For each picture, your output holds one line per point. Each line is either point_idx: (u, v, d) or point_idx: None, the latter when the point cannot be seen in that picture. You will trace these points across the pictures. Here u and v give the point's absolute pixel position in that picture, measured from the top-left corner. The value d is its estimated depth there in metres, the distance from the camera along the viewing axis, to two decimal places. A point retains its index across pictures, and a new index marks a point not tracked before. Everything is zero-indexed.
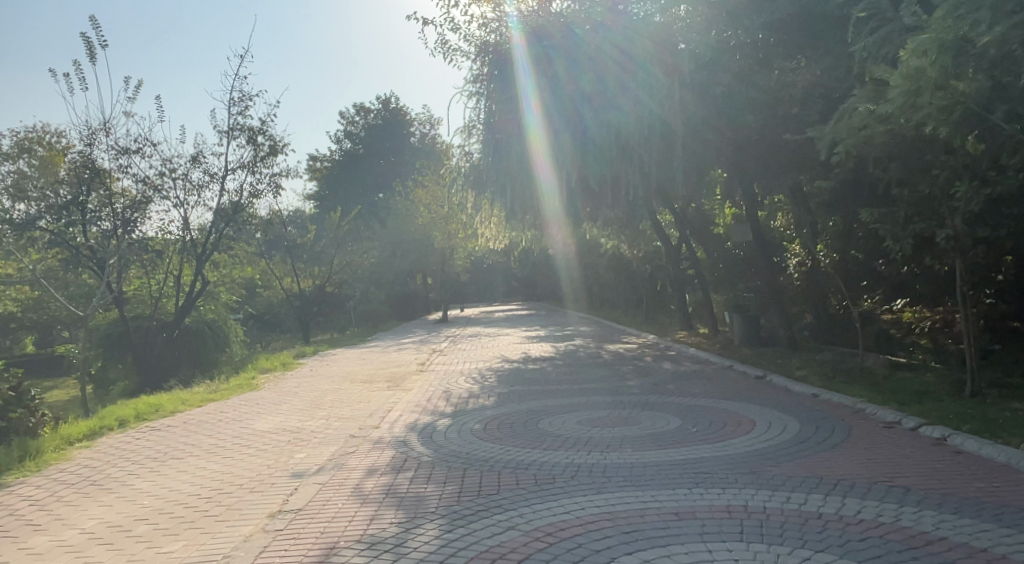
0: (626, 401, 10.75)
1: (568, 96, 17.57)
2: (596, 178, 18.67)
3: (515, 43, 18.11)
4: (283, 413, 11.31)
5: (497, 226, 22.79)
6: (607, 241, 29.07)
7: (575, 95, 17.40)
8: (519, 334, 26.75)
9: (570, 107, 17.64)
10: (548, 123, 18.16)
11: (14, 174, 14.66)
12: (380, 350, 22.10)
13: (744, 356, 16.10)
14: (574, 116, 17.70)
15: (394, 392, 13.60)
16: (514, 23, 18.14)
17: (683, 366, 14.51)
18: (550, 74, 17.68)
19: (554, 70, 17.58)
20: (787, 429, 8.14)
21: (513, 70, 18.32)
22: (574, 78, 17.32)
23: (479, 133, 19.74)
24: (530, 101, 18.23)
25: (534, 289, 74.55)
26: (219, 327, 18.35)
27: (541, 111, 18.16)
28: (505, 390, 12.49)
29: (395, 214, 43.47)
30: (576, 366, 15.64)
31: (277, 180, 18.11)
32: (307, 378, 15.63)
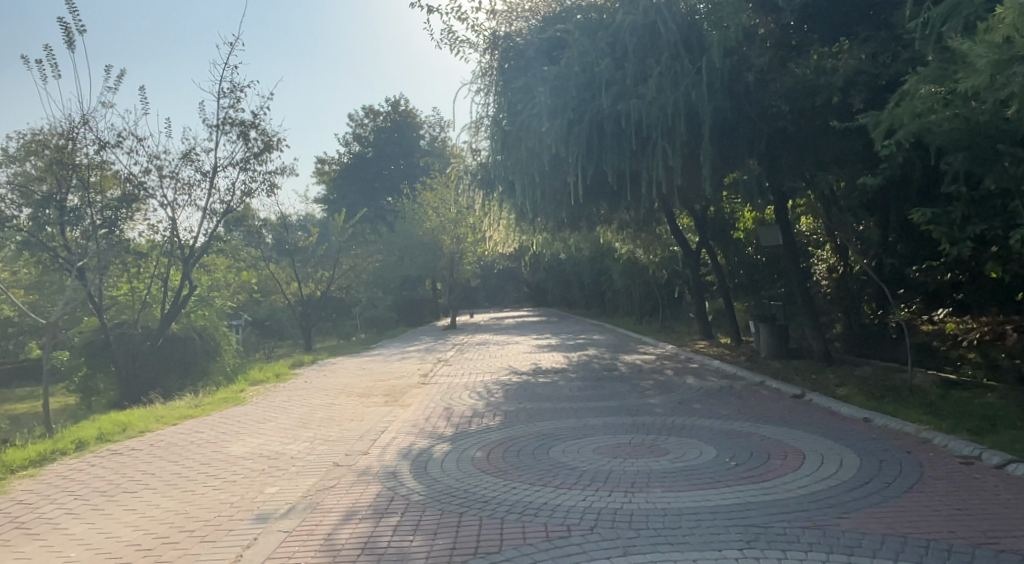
0: (650, 424, 9.48)
1: (575, 98, 15.28)
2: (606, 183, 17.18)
3: (523, 49, 16.58)
4: (264, 433, 10.13)
5: (506, 230, 21.57)
6: (622, 245, 27.72)
7: (584, 97, 15.24)
8: (529, 342, 25.50)
9: (578, 110, 15.35)
10: (556, 126, 15.69)
11: (21, 177, 13.44)
12: (383, 360, 20.90)
13: (774, 371, 14.77)
14: (582, 121, 15.37)
15: (391, 408, 12.41)
16: (523, 29, 16.58)
17: (708, 381, 13.20)
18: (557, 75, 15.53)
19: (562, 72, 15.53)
20: (847, 466, 6.88)
21: (522, 74, 16.60)
22: (582, 79, 15.10)
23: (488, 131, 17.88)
24: (536, 103, 16.00)
25: (545, 295, 73.26)
26: (210, 333, 17.24)
27: (548, 115, 15.78)
28: (513, 408, 11.25)
29: (404, 218, 42.37)
30: (591, 380, 14.40)
31: (273, 179, 16.83)
32: (300, 390, 14.47)
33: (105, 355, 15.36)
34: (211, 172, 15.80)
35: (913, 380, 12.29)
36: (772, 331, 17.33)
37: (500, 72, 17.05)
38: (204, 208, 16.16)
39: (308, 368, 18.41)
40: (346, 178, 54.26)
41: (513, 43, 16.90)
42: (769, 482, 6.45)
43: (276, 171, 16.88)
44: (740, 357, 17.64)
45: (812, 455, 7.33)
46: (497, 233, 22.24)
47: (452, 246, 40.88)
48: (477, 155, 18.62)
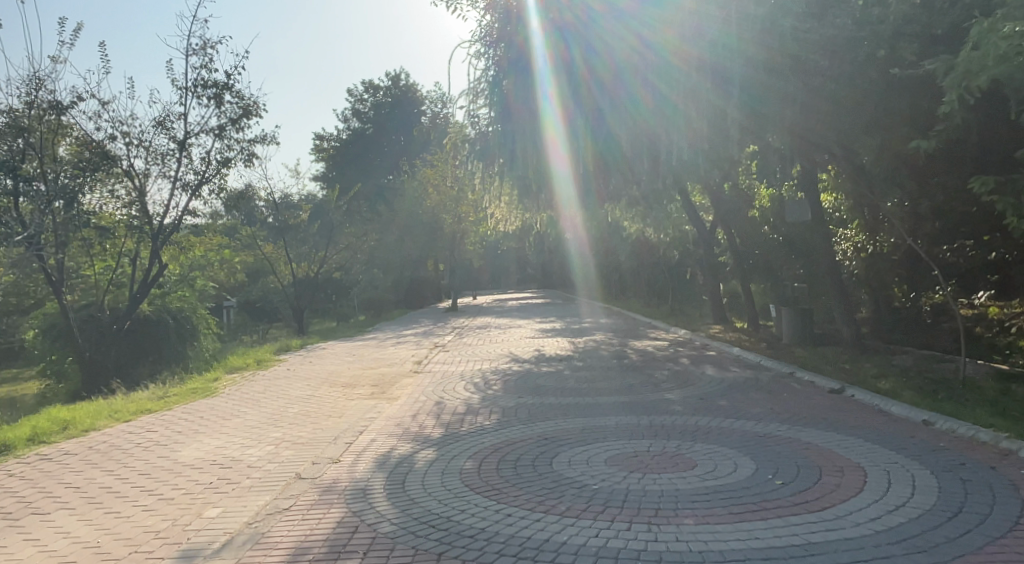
0: (672, 426, 8.10)
1: (583, 85, 14.53)
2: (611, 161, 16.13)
3: (529, 27, 14.94)
4: (226, 433, 8.79)
5: (507, 207, 20.20)
6: (630, 224, 26.23)
7: (591, 84, 14.44)
8: (532, 326, 24.14)
9: (587, 98, 14.64)
10: (564, 112, 15.17)
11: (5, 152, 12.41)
12: (375, 344, 19.58)
13: (801, 360, 13.37)
14: (589, 108, 14.74)
15: (376, 401, 11.08)
16: (530, 6, 14.87)
17: (729, 373, 11.83)
18: (565, 62, 14.57)
19: (570, 57, 14.47)
20: (924, 490, 5.52)
21: (529, 55, 15.17)
22: (590, 65, 14.26)
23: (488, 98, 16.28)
24: (546, 87, 15.20)
25: (549, 276, 71.88)
26: (188, 317, 15.91)
27: (557, 100, 15.15)
28: (512, 404, 9.90)
29: (404, 196, 40.89)
30: (600, 369, 13.02)
31: (252, 151, 15.27)
32: (279, 380, 13.16)
33: (67, 339, 14.07)
34: (187, 142, 14.36)
35: (962, 372, 10.92)
36: (796, 315, 15.96)
37: (504, 49, 15.36)
38: (183, 181, 14.63)
39: (294, 353, 17.12)
40: (345, 155, 52.67)
41: (515, 13, 15.13)
42: (831, 513, 5.08)
43: (255, 140, 15.32)
44: (760, 343, 16.26)
45: (875, 474, 5.95)
46: (498, 210, 20.86)
47: (452, 225, 39.60)
48: (476, 120, 17.00)
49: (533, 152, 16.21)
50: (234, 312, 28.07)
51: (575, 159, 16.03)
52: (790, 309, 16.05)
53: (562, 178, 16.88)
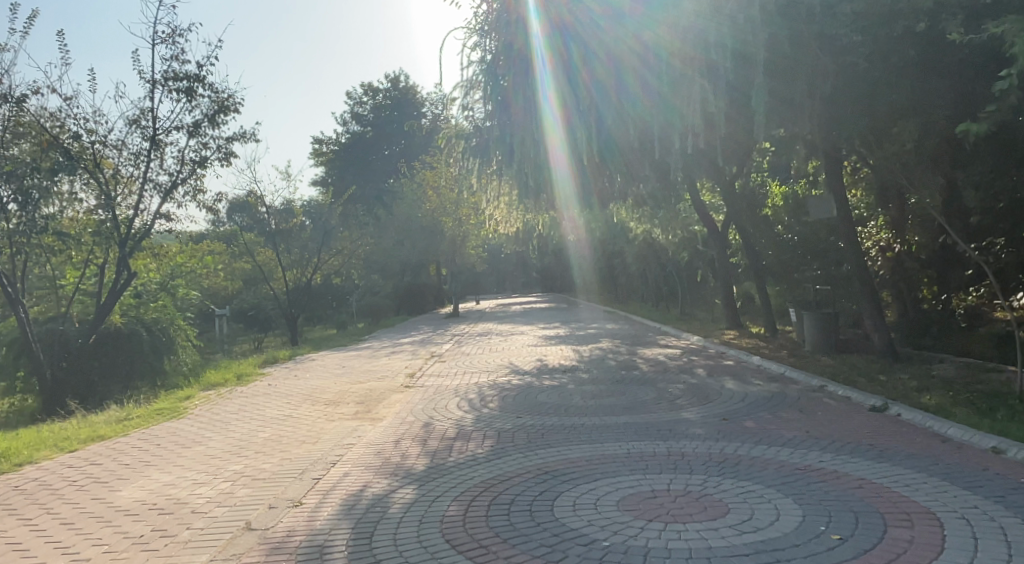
0: (694, 456, 6.91)
1: (583, 88, 12.77)
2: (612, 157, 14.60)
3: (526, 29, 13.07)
4: (180, 466, 7.67)
5: (507, 207, 19.01)
6: (637, 225, 25.04)
7: (592, 87, 12.68)
8: (535, 334, 22.94)
9: (587, 100, 12.87)
10: (565, 114, 13.28)
11: None
12: (368, 355, 18.44)
13: (828, 370, 12.17)
14: (589, 112, 12.95)
15: (358, 423, 9.94)
16: (529, 7, 12.82)
17: (751, 385, 10.66)
18: (565, 65, 12.80)
19: (572, 60, 12.70)
20: (1022, 551, 4.34)
21: (528, 59, 13.27)
22: (590, 67, 12.52)
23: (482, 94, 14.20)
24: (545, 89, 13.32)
25: (554, 279, 70.75)
26: (166, 327, 14.85)
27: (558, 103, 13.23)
28: (509, 427, 8.75)
29: (403, 200, 39.81)
30: (607, 383, 11.84)
31: (231, 149, 14.04)
32: (256, 399, 12.01)
33: (28, 355, 12.95)
34: (161, 141, 13.23)
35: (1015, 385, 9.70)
36: (819, 320, 14.74)
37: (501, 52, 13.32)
38: (158, 182, 13.54)
39: (279, 366, 16.01)
40: (345, 159, 51.68)
41: (510, 10, 12.97)
42: None
43: (234, 138, 14.12)
44: (780, 351, 15.05)
45: (956, 528, 4.75)
46: (498, 211, 19.68)
47: (452, 228, 38.34)
48: (472, 115, 14.98)
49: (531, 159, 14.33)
50: (226, 321, 26.98)
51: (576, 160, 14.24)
52: (812, 313, 14.83)
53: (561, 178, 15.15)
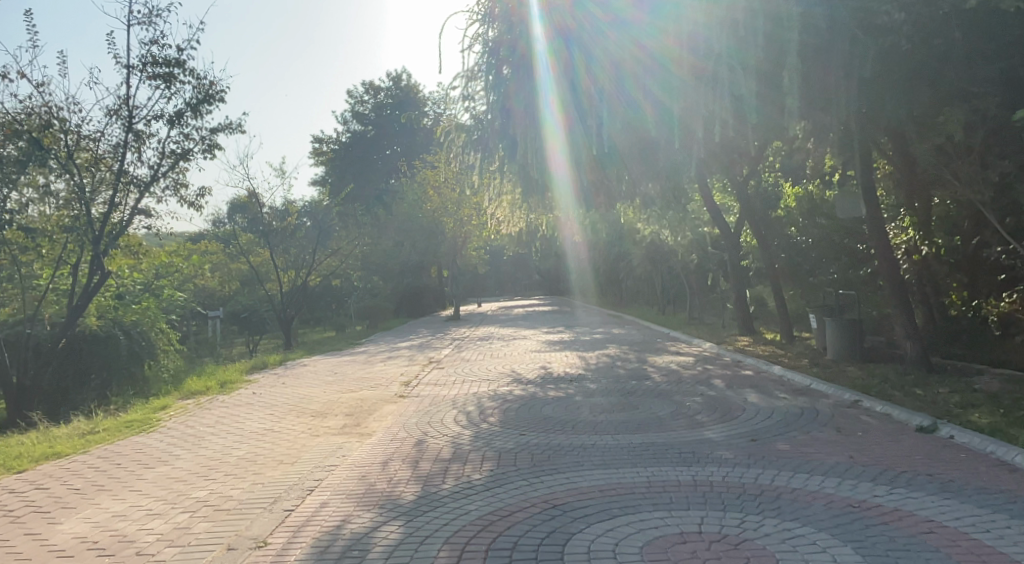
0: (727, 488, 5.95)
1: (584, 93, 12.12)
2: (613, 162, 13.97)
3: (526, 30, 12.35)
4: (138, 492, 6.75)
5: (509, 207, 18.10)
6: (644, 226, 24.11)
7: (593, 92, 12.03)
8: (539, 339, 21.98)
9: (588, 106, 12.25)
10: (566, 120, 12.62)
11: None
12: (363, 360, 17.52)
13: (857, 382, 11.22)
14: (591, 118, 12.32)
15: (344, 439, 9.01)
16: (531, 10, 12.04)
17: (776, 399, 9.72)
18: (566, 71, 12.09)
19: (572, 65, 12.00)
20: None
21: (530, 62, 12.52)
22: (592, 72, 11.85)
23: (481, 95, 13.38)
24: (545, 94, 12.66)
25: (557, 282, 69.80)
26: (146, 331, 13.95)
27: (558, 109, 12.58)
28: (511, 447, 7.82)
29: (403, 201, 38.90)
30: (617, 395, 10.90)
31: (215, 140, 13.13)
32: (236, 410, 11.09)
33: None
34: (141, 132, 12.33)
35: None
36: (843, 326, 13.80)
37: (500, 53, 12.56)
38: (134, 175, 12.58)
39: (268, 372, 15.11)
40: (345, 158, 50.85)
41: (512, 10, 12.30)
42: None
43: (218, 128, 13.22)
44: (800, 360, 14.11)
45: None
46: (499, 210, 18.74)
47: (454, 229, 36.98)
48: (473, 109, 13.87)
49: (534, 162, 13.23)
50: (220, 323, 26.12)
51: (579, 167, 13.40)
52: (835, 319, 13.91)
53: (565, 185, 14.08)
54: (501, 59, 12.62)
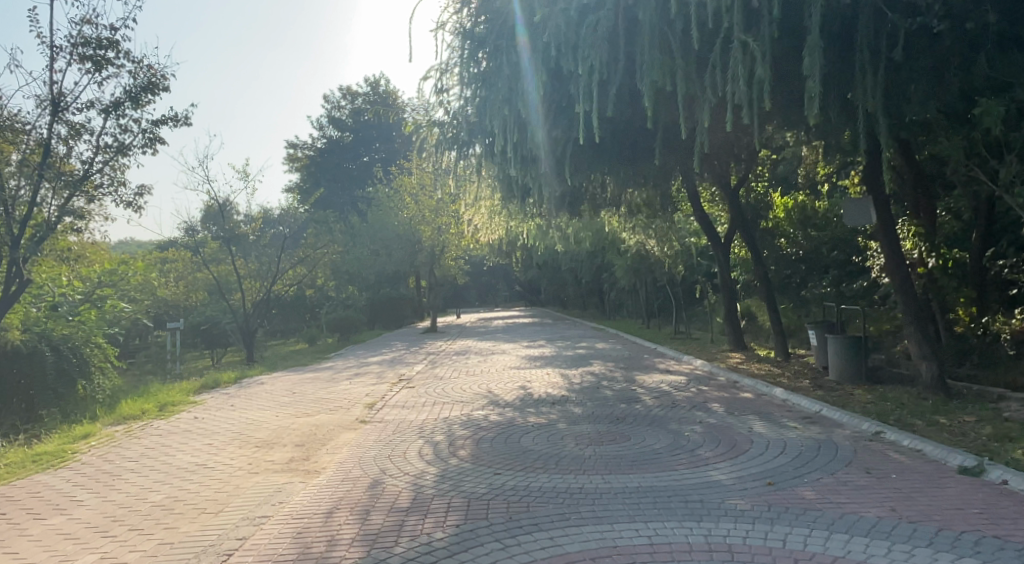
0: (750, 556, 4.71)
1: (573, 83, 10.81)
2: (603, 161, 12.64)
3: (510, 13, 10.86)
4: (11, 555, 5.35)
5: (487, 213, 16.79)
6: (629, 236, 22.99)
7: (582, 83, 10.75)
8: (518, 354, 20.71)
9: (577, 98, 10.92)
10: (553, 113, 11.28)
11: None
12: (326, 378, 16.09)
13: (870, 407, 10.08)
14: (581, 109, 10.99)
15: (287, 478, 7.67)
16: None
17: (787, 431, 8.51)
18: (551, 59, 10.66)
19: None
20: None
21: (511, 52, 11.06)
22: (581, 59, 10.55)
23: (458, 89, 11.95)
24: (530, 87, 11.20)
25: (538, 293, 68.68)
26: (77, 346, 12.39)
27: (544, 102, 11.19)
28: (482, 493, 6.54)
29: (379, 208, 37.44)
30: (604, 422, 9.64)
31: (157, 134, 11.77)
32: (170, 439, 9.66)
33: None
34: (75, 124, 10.98)
35: None
36: (846, 344, 12.71)
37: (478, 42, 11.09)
38: (66, 171, 11.17)
39: (217, 392, 13.67)
40: (321, 165, 49.33)
41: None
42: None
43: (163, 121, 11.88)
44: (800, 380, 12.97)
45: None
46: (477, 217, 17.43)
47: (432, 238, 35.46)
48: (450, 105, 12.58)
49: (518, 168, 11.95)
50: (179, 336, 24.52)
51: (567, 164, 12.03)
52: (838, 337, 12.85)
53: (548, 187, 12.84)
54: (482, 50, 11.11)
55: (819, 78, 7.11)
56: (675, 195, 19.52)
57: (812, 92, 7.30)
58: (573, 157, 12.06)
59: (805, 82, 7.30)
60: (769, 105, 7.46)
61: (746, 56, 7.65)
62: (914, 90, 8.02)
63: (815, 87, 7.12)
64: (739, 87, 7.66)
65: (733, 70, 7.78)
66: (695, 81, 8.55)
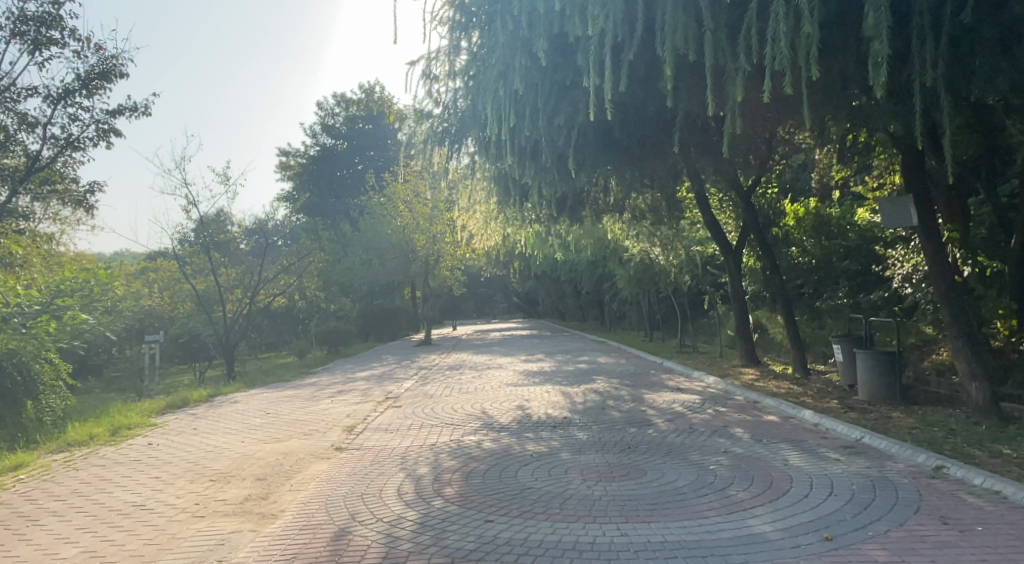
0: None
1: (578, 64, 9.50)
2: (613, 154, 11.34)
3: None
4: None
5: (481, 217, 15.56)
6: (632, 243, 21.79)
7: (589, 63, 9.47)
8: (515, 369, 19.44)
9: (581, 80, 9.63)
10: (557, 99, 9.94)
11: None
12: (307, 396, 14.79)
13: (919, 433, 8.79)
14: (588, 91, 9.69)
15: (237, 524, 6.38)
16: None
17: (831, 466, 7.24)
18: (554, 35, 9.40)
19: None
20: None
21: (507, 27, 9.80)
22: None
23: (450, 74, 10.72)
24: None
25: (536, 305, 67.40)
26: (23, 361, 11.11)
27: None
28: (474, 550, 5.22)
29: (372, 216, 36.22)
30: (614, 452, 8.34)
31: (112, 125, 10.66)
32: (114, 472, 8.36)
33: None
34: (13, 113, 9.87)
35: None
36: (877, 361, 11.48)
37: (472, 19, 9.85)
38: None
39: (183, 413, 12.37)
40: (313, 173, 48.19)
41: None
42: None
43: (120, 111, 10.82)
44: (827, 400, 11.71)
45: None
46: (471, 221, 16.21)
47: (427, 247, 33.96)
48: (441, 98, 11.40)
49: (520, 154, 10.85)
50: (157, 351, 23.22)
51: (571, 157, 10.74)
52: (868, 352, 11.63)
53: (550, 185, 11.56)
54: (474, 27, 10.01)
55: (886, 38, 5.88)
56: (682, 200, 18.36)
57: (877, 57, 6.07)
58: (577, 151, 10.80)
59: (869, 44, 6.06)
60: (818, 72, 6.25)
61: (789, 14, 6.47)
62: (977, 65, 6.88)
63: (882, 50, 5.90)
64: (782, 50, 6.44)
65: (775, 32, 6.53)
66: (725, 49, 7.34)
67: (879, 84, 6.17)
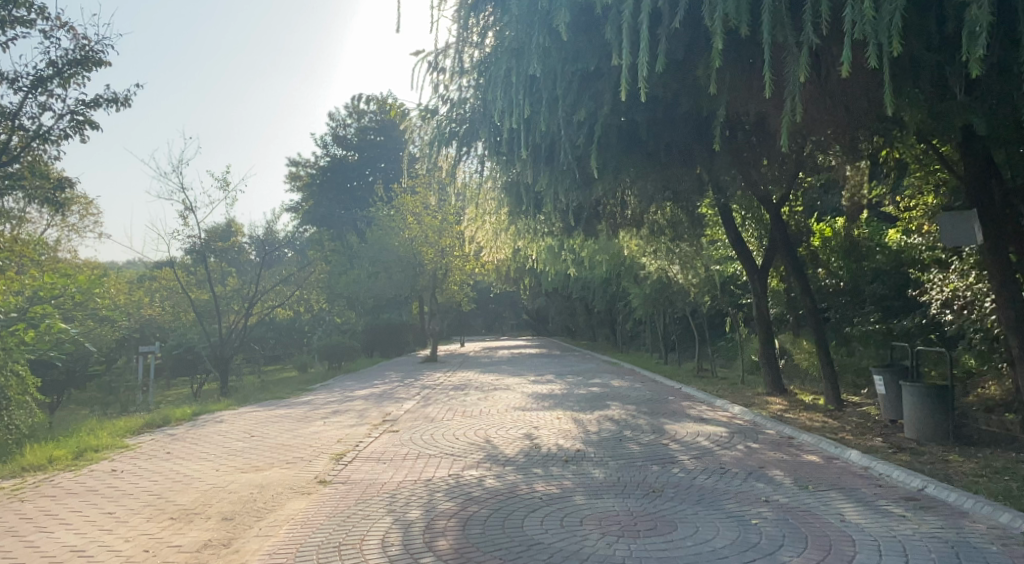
0: None
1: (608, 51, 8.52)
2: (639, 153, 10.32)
3: None
4: None
5: (491, 229, 14.56)
6: (649, 261, 20.73)
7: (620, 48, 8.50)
8: (523, 391, 18.34)
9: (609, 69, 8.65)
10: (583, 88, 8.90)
11: None
12: (299, 416, 13.74)
13: (989, 482, 7.62)
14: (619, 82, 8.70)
15: None
16: None
17: (899, 525, 6.08)
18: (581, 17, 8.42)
19: None
20: None
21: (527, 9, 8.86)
22: None
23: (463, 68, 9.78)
24: None
25: (546, 324, 66.25)
26: None
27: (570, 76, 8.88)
28: None
29: (380, 228, 35.36)
30: (636, 497, 7.20)
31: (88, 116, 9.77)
32: (62, 505, 7.30)
33: None
34: None
35: None
36: (923, 398, 10.32)
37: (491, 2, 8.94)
38: None
39: (160, 434, 11.32)
40: (323, 185, 47.56)
41: None
42: None
43: (97, 102, 9.90)
44: (869, 438, 10.54)
45: None
46: (480, 233, 15.20)
47: (434, 261, 33.24)
48: (449, 95, 10.45)
49: (535, 154, 9.88)
50: (152, 359, 22.13)
51: (597, 156, 9.71)
52: (915, 385, 10.45)
53: (568, 190, 10.52)
54: (486, 14, 9.14)
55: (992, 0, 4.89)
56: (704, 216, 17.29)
57: (980, 24, 5.06)
58: (602, 151, 9.77)
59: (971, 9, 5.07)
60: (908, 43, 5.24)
61: None
62: None
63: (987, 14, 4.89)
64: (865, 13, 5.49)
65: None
66: (785, 22, 6.37)
67: (977, 57, 5.19)
